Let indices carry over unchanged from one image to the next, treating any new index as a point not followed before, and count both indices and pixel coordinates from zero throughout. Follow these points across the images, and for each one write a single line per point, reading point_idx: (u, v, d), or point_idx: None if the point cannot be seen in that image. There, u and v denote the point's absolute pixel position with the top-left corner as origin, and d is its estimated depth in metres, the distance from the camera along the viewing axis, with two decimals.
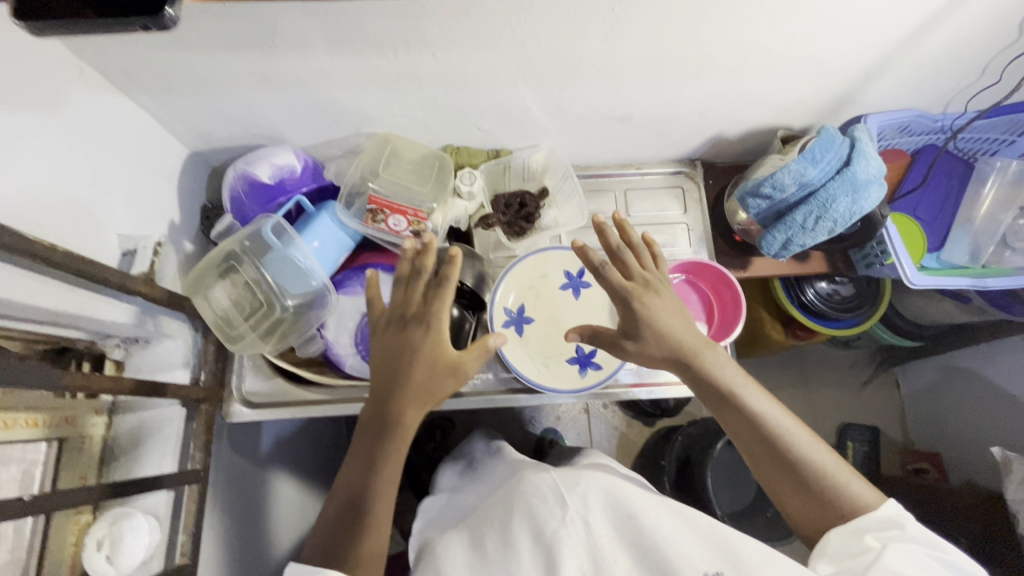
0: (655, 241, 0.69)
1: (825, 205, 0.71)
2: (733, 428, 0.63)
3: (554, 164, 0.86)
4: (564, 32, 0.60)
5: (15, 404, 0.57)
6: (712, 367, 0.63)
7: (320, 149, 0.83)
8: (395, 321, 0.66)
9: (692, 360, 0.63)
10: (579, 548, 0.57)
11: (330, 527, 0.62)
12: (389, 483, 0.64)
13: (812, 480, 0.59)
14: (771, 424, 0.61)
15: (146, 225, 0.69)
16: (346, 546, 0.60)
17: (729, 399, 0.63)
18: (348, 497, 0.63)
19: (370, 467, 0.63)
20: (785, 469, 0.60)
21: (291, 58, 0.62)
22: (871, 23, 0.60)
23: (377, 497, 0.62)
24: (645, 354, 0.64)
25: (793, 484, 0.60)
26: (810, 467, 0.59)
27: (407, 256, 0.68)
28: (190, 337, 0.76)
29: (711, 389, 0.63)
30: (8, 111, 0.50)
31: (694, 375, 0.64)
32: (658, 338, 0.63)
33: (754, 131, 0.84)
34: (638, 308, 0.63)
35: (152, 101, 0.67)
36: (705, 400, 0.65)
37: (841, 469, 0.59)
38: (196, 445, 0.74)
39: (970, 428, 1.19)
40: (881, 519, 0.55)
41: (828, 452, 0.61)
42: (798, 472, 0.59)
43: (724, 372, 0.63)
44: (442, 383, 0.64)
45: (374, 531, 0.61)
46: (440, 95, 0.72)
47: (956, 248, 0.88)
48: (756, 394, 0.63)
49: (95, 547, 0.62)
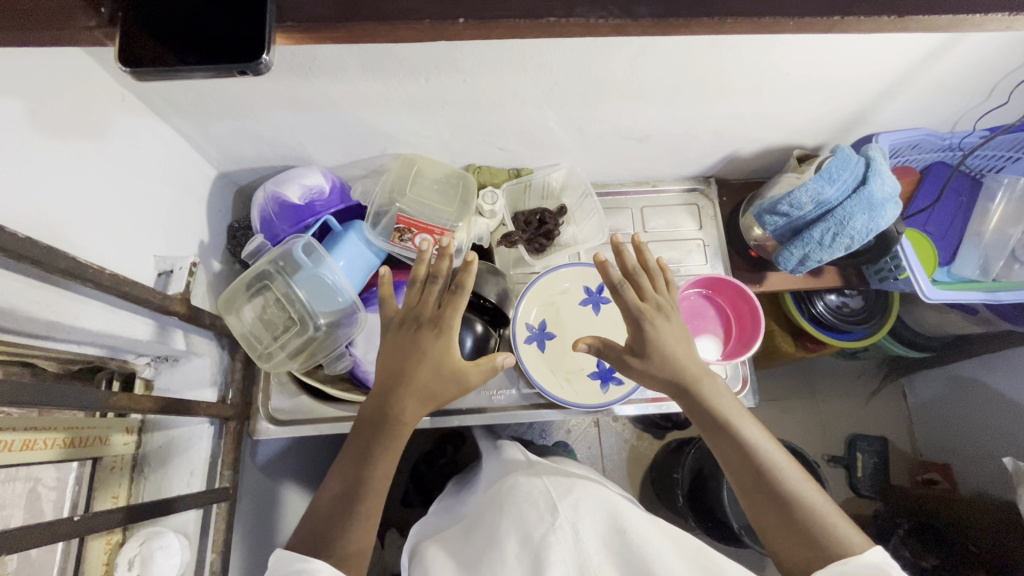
0: (668, 267, 0.70)
1: (842, 222, 0.73)
2: (725, 456, 0.64)
3: (573, 182, 0.89)
4: (591, 59, 0.62)
5: (50, 423, 0.58)
6: (708, 395, 0.65)
7: (345, 169, 0.85)
8: (409, 322, 0.66)
9: (691, 385, 0.65)
10: (566, 554, 0.56)
11: (313, 525, 0.60)
12: (382, 480, 0.63)
13: (799, 516, 0.58)
14: (762, 455, 0.61)
15: (178, 245, 0.70)
16: (333, 535, 0.59)
17: (722, 427, 0.63)
18: (341, 488, 0.62)
19: (365, 461, 0.63)
20: (773, 502, 0.60)
21: (325, 83, 0.63)
22: (886, 50, 0.62)
23: (367, 493, 0.61)
24: (647, 373, 0.65)
25: (780, 518, 0.59)
26: (798, 504, 0.59)
27: (425, 259, 0.67)
28: (217, 355, 0.77)
29: (705, 416, 0.65)
30: (57, 139, 0.51)
31: (691, 401, 0.65)
32: (661, 359, 0.64)
33: (769, 149, 0.86)
34: (648, 329, 0.64)
35: (187, 125, 0.69)
36: (701, 427, 0.66)
37: (830, 509, 0.59)
38: (225, 462, 0.76)
39: (978, 438, 1.20)
40: (866, 564, 0.53)
41: (818, 492, 0.60)
42: (786, 507, 0.59)
43: (721, 401, 0.65)
44: (450, 389, 0.65)
45: (363, 527, 0.60)
46: (466, 117, 0.74)
47: (966, 262, 0.91)
48: (752, 426, 0.64)
49: (126, 566, 0.61)
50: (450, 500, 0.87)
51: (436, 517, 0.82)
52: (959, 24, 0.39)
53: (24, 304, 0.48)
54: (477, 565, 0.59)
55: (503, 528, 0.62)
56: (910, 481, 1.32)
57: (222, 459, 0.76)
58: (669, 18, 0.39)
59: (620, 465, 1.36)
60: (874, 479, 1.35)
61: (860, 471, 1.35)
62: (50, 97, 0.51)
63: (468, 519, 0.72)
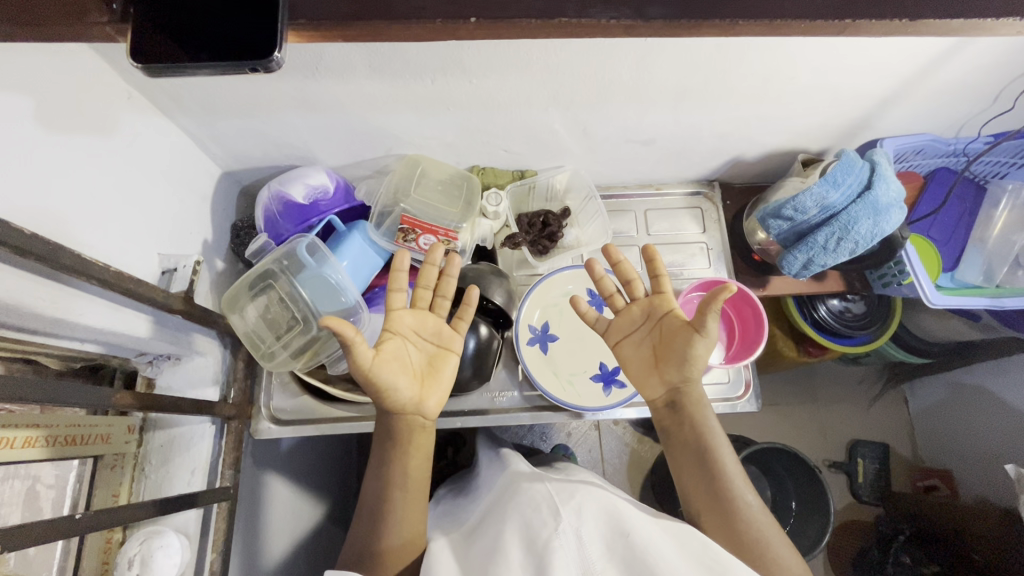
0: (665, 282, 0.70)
1: (847, 226, 0.72)
2: (695, 479, 0.66)
3: (577, 185, 0.89)
4: (598, 62, 0.62)
5: (55, 419, 0.58)
6: (701, 421, 0.67)
7: (349, 169, 0.85)
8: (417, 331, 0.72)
9: (688, 409, 0.68)
10: (570, 559, 0.55)
11: (354, 536, 0.64)
12: (401, 487, 0.64)
13: (754, 548, 0.60)
14: (733, 487, 0.64)
15: (182, 244, 0.70)
16: (362, 540, 0.63)
17: (705, 452, 0.66)
18: (370, 499, 0.65)
19: (381, 470, 0.65)
20: (731, 529, 0.61)
21: (330, 83, 0.63)
22: (891, 56, 0.62)
23: (389, 501, 0.64)
24: (683, 360, 0.66)
25: (734, 546, 0.61)
26: (756, 537, 0.60)
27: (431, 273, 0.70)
28: (220, 354, 0.76)
29: (681, 430, 0.68)
30: (65, 136, 0.52)
31: (685, 424, 0.68)
32: (708, 346, 0.65)
33: (774, 153, 0.86)
34: (673, 317, 0.68)
35: (191, 123, 0.69)
36: (683, 449, 0.68)
37: (787, 552, 0.60)
38: (226, 462, 0.75)
39: (982, 445, 1.19)
40: None
41: (780, 534, 0.62)
42: (743, 537, 0.61)
43: (712, 431, 0.67)
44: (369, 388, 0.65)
45: (399, 524, 0.63)
46: (472, 119, 0.74)
47: (970, 267, 0.90)
48: (733, 461, 0.66)
49: (126, 565, 0.61)
50: (451, 505, 0.87)
51: (437, 521, 0.81)
52: (971, 28, 0.39)
53: (29, 300, 0.48)
54: (480, 568, 0.58)
55: (506, 533, 0.61)
56: (911, 488, 1.33)
57: (223, 459, 0.75)
58: (679, 19, 0.39)
59: (620, 470, 1.35)
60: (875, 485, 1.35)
61: (861, 477, 1.35)
62: (57, 94, 0.51)
63: (470, 524, 0.71)
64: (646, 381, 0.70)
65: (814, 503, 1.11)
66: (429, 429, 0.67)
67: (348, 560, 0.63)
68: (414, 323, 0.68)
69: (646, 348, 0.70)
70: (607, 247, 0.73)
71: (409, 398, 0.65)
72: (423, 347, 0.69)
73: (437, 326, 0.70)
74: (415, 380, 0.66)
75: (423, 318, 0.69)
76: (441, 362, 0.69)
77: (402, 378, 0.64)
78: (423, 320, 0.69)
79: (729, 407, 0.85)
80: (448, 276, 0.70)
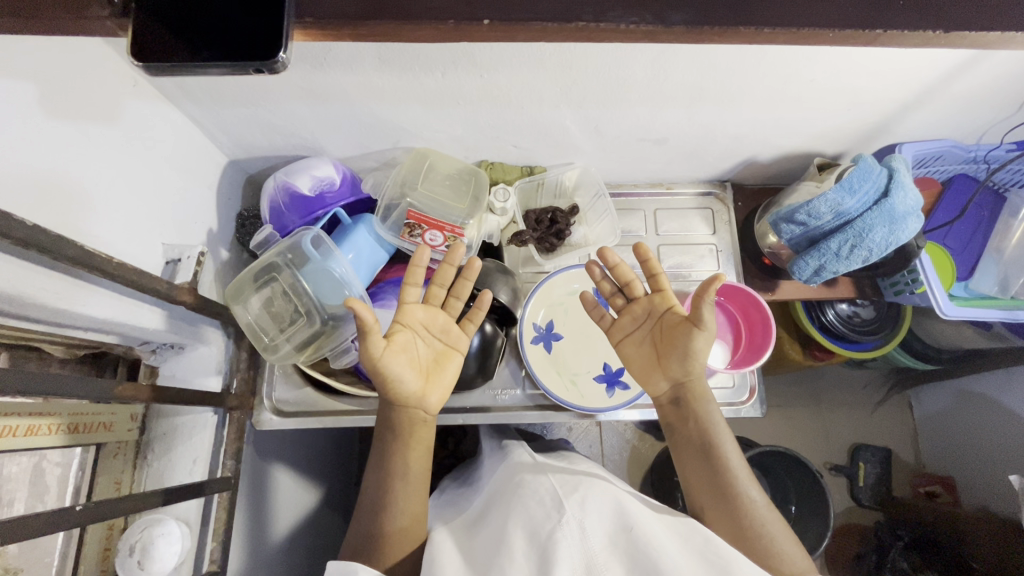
0: (664, 279, 0.69)
1: (861, 233, 0.71)
2: (696, 472, 0.65)
3: (587, 182, 0.88)
4: (613, 61, 0.61)
5: (58, 408, 0.59)
6: (702, 416, 0.67)
7: (356, 160, 0.84)
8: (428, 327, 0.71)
9: (690, 403, 0.67)
10: (572, 550, 0.55)
11: (356, 524, 0.64)
12: (404, 479, 0.64)
13: (756, 539, 0.60)
14: (734, 479, 0.63)
15: (186, 233, 0.70)
16: (363, 530, 0.63)
17: (706, 445, 0.65)
18: (371, 490, 0.64)
19: (383, 460, 0.65)
20: (732, 520, 0.61)
21: (339, 74, 0.62)
22: (916, 59, 0.60)
23: (392, 491, 0.63)
24: (684, 355, 0.65)
25: (735, 536, 0.61)
26: (758, 528, 0.60)
27: (446, 271, 0.68)
28: (223, 344, 0.76)
29: (684, 427, 0.67)
30: (69, 124, 0.51)
31: (687, 418, 0.67)
32: (709, 341, 0.64)
33: (789, 155, 0.84)
34: (674, 313, 0.67)
35: (196, 110, 0.68)
36: (685, 443, 0.67)
37: (789, 542, 0.60)
38: (227, 452, 0.75)
39: (986, 454, 1.17)
40: None
41: (782, 525, 0.61)
42: (743, 528, 0.60)
43: (714, 425, 0.66)
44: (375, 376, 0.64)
45: (402, 516, 0.63)
46: (482, 113, 0.72)
47: (984, 278, 0.89)
48: (735, 453, 0.66)
49: (128, 551, 0.61)
50: (450, 497, 0.87)
51: (436, 512, 0.81)
52: (1008, 40, 0.37)
53: (31, 289, 0.47)
54: (482, 560, 0.58)
55: (509, 525, 0.60)
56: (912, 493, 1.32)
57: (225, 449, 0.75)
58: (703, 25, 0.37)
59: (620, 465, 1.35)
60: (875, 489, 1.35)
61: (862, 481, 1.35)
62: (61, 79, 0.50)
63: (472, 517, 0.71)
64: (650, 378, 0.69)
65: (814, 506, 1.10)
66: (430, 423, 0.67)
67: (348, 555, 0.63)
68: (424, 318, 0.68)
69: (648, 346, 0.70)
70: (603, 248, 0.72)
71: (413, 391, 0.65)
72: (430, 342, 0.68)
73: (446, 323, 0.69)
74: (420, 374, 0.66)
75: (434, 314, 0.69)
76: (446, 360, 0.69)
77: (407, 371, 0.64)
78: (433, 316, 0.69)
79: (733, 412, 0.84)
80: (463, 277, 0.70)
